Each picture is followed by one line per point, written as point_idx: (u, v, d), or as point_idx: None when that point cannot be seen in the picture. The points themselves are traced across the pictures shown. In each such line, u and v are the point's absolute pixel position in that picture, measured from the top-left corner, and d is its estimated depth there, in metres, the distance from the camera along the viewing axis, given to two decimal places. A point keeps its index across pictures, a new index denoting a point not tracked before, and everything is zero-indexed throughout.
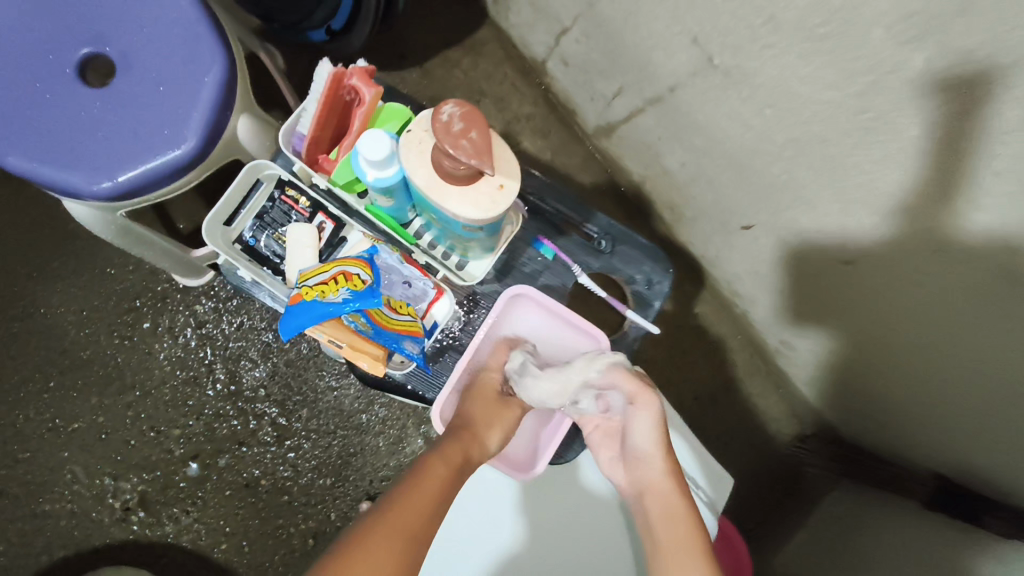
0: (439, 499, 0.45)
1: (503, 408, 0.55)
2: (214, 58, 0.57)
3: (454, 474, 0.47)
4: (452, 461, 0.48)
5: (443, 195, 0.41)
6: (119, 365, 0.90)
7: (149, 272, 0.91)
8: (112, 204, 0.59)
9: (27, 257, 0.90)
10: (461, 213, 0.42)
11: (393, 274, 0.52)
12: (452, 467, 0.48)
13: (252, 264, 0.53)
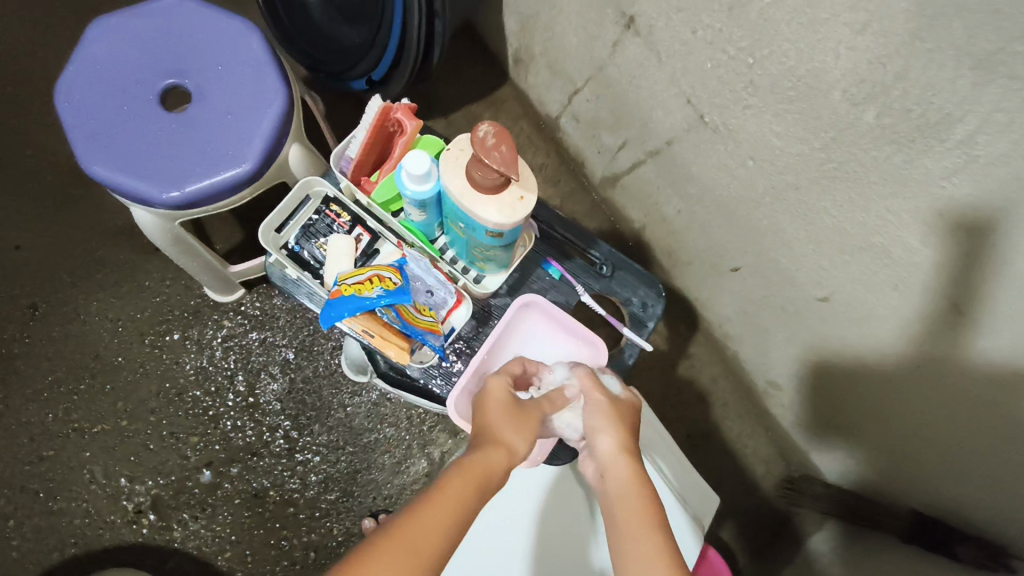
0: (451, 518, 0.37)
1: (530, 422, 0.48)
2: (277, 93, 0.67)
3: (468, 495, 0.39)
4: (470, 478, 0.40)
5: (473, 202, 0.49)
6: (147, 372, 0.96)
7: (185, 289, 0.98)
8: (175, 213, 0.67)
9: (74, 268, 0.98)
10: (487, 217, 0.49)
11: (420, 280, 0.58)
12: (469, 480, 0.40)
13: (296, 268, 0.60)
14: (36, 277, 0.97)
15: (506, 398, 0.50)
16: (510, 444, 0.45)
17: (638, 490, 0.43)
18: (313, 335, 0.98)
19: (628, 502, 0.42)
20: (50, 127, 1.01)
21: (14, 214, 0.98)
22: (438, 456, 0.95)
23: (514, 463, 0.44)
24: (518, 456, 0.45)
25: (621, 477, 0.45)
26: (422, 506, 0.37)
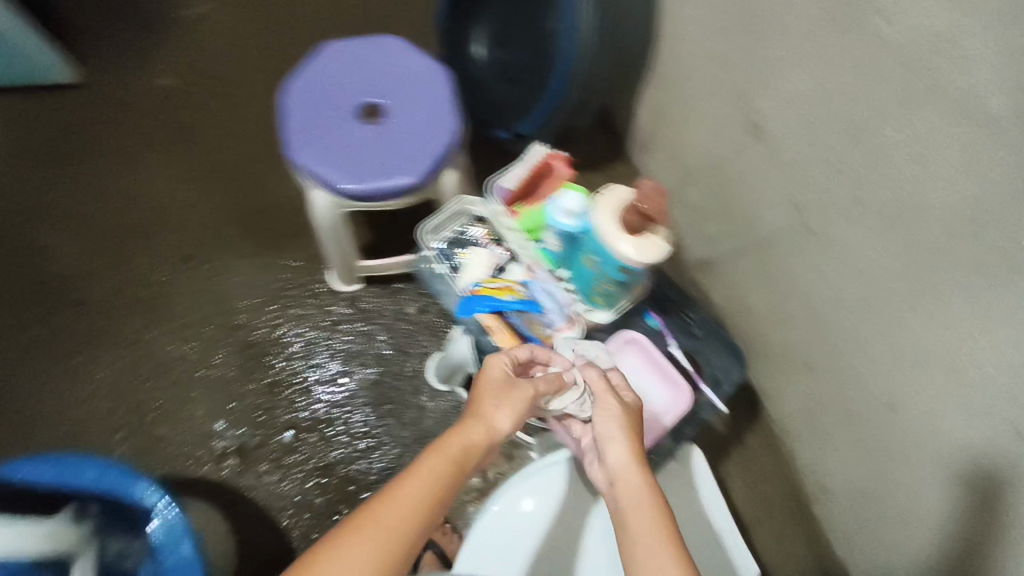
0: (433, 492, 0.49)
1: (514, 406, 0.57)
2: (449, 127, 0.81)
3: (439, 478, 0.50)
4: (446, 461, 0.51)
5: (615, 238, 0.58)
6: (262, 334, 1.09)
7: (312, 273, 1.12)
8: (344, 202, 0.80)
9: (229, 234, 1.14)
10: (623, 253, 0.59)
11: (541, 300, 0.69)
12: (448, 458, 0.51)
13: (440, 265, 0.72)
14: (198, 235, 1.14)
15: (502, 386, 0.58)
16: (488, 427, 0.55)
17: (651, 501, 0.52)
18: (408, 338, 1.10)
19: (639, 512, 0.51)
20: (243, 118, 1.21)
21: (195, 181, 1.17)
22: (492, 475, 1.02)
23: (488, 443, 0.54)
24: (491, 438, 0.54)
25: (635, 488, 0.54)
26: (394, 488, 0.48)
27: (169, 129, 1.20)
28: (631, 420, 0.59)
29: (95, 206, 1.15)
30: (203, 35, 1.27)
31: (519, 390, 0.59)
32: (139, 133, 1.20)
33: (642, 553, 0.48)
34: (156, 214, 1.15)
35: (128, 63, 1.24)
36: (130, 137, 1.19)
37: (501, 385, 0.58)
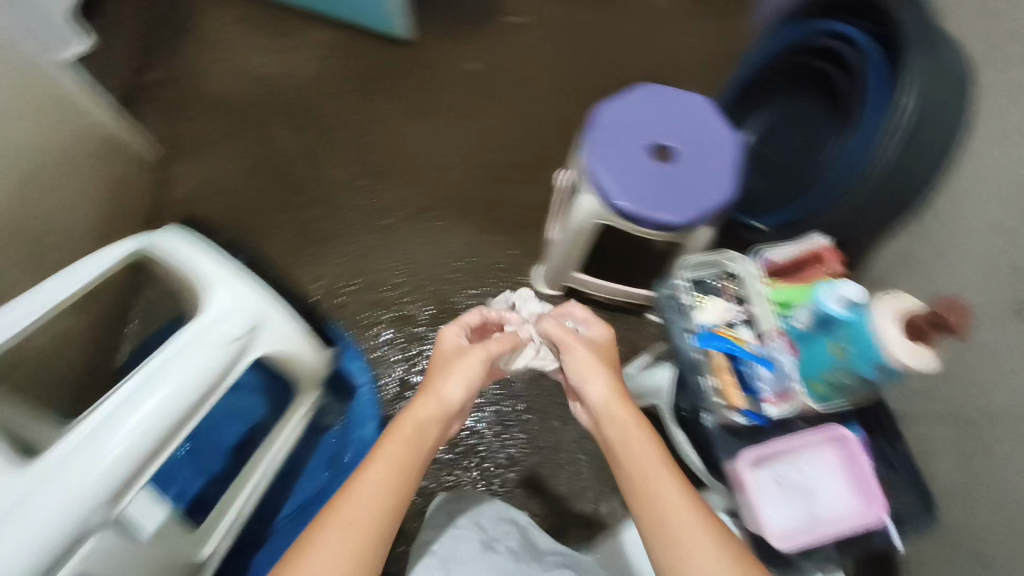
0: (399, 465, 0.61)
1: (462, 373, 0.70)
2: (725, 192, 0.87)
3: (413, 449, 0.63)
4: (409, 439, 0.63)
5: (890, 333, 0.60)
6: (456, 297, 1.18)
7: (523, 264, 1.21)
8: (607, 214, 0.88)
9: (464, 202, 1.25)
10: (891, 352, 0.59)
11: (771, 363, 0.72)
12: (407, 441, 0.63)
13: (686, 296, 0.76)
14: (438, 192, 1.26)
15: (447, 362, 0.73)
16: (436, 397, 0.67)
17: (631, 421, 0.64)
18: None
19: (626, 438, 0.63)
20: (519, 108, 1.32)
21: (459, 147, 1.29)
22: (605, 514, 1.04)
23: (443, 409, 0.67)
24: (444, 401, 0.67)
25: (621, 413, 0.65)
26: (368, 460, 0.61)
27: (455, 95, 1.32)
28: (609, 367, 0.71)
29: (372, 136, 1.29)
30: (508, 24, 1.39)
31: (468, 355, 0.72)
32: (430, 87, 1.32)
33: (643, 467, 0.60)
34: (416, 162, 1.27)
35: (445, 24, 1.37)
36: (422, 88, 1.32)
37: (449, 364, 0.71)
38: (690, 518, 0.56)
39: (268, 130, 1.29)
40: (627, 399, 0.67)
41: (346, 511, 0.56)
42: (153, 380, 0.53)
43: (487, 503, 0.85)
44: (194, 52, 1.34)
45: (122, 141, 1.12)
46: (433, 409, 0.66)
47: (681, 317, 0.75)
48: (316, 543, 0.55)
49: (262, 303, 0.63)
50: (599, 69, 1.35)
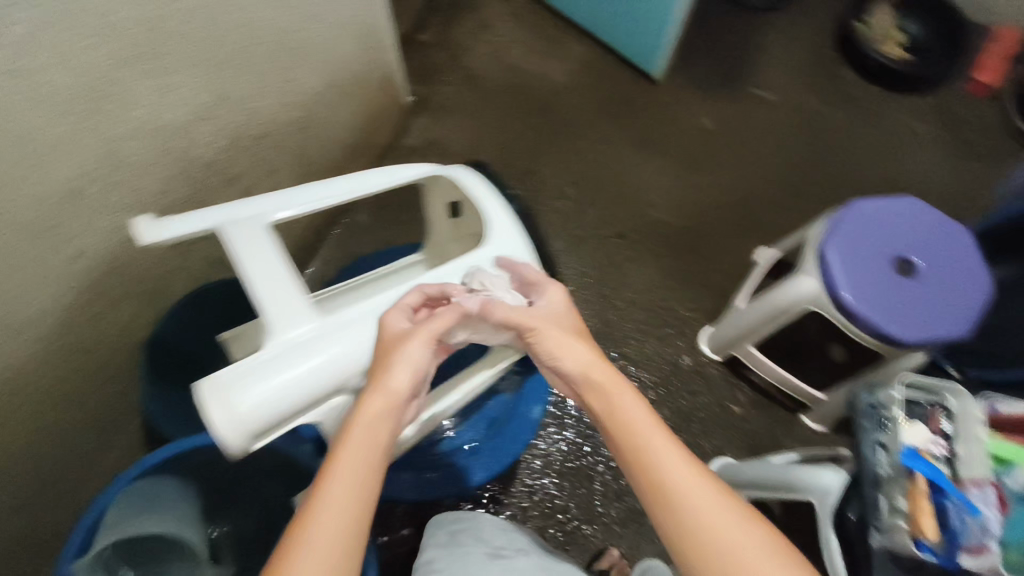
0: (366, 477, 0.49)
1: (411, 359, 0.55)
2: (952, 330, 0.84)
3: (371, 448, 0.51)
4: (359, 436, 0.51)
5: None
6: (616, 324, 1.19)
7: (692, 320, 1.20)
8: (824, 302, 0.87)
9: (656, 239, 1.26)
10: None
11: (982, 511, 0.64)
12: (361, 454, 0.50)
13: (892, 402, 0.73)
14: (635, 221, 1.28)
15: (393, 343, 0.56)
16: (384, 387, 0.53)
17: (609, 379, 0.57)
18: (711, 429, 1.12)
19: (614, 401, 0.56)
20: (738, 175, 1.32)
21: (670, 190, 1.31)
22: None
23: (393, 402, 0.54)
24: (393, 391, 0.54)
25: (599, 377, 0.57)
26: (334, 455, 0.49)
27: (682, 143, 1.35)
28: (573, 332, 0.61)
29: (592, 152, 1.34)
30: (761, 96, 1.40)
31: (420, 331, 0.56)
32: (661, 128, 1.36)
33: (652, 452, 0.52)
34: (625, 189, 1.30)
35: (694, 77, 1.41)
36: (652, 126, 1.36)
37: (393, 346, 0.56)
38: (705, 492, 0.49)
39: (502, 113, 1.36)
40: (601, 356, 0.59)
41: (325, 511, 0.45)
42: (434, 288, 0.62)
43: (483, 519, 0.78)
44: (463, 26, 1.44)
45: (389, 93, 1.21)
46: (382, 417, 0.53)
47: (876, 429, 0.73)
48: (297, 549, 0.43)
49: (526, 261, 0.69)
50: (828, 166, 1.34)
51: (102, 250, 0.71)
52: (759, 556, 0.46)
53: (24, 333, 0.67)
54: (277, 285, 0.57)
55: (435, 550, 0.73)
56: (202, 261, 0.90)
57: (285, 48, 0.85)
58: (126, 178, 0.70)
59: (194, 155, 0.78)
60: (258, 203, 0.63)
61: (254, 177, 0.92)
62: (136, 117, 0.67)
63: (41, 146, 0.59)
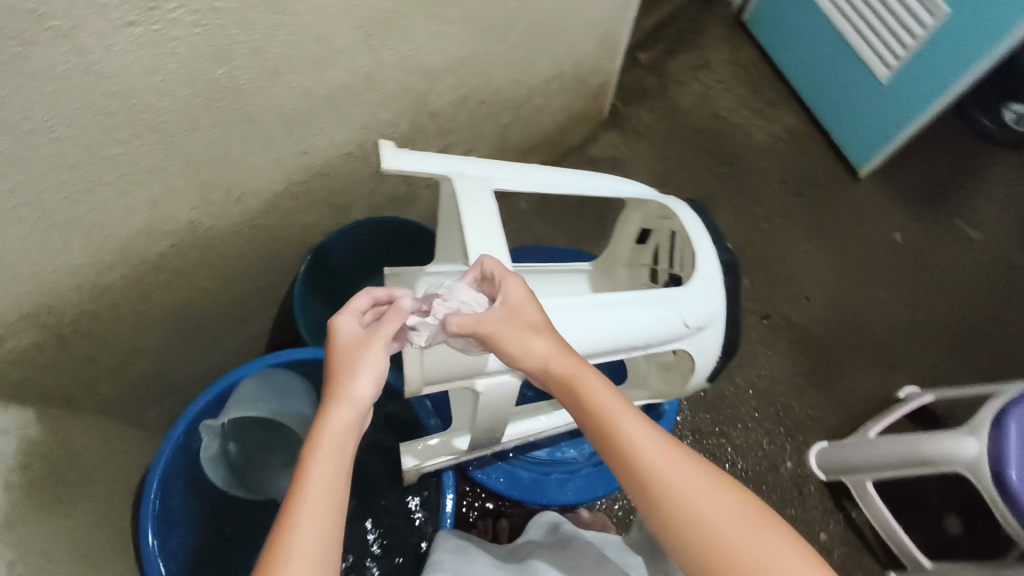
0: (336, 478, 0.43)
1: (377, 364, 0.48)
2: None
3: (343, 442, 0.45)
4: (334, 435, 0.45)
5: None
6: (731, 403, 1.14)
7: (809, 429, 1.14)
8: (982, 473, 0.82)
9: (802, 336, 1.20)
10: None
11: None
12: (332, 456, 0.44)
13: None
14: (786, 308, 1.22)
15: (350, 348, 0.48)
16: (352, 398, 0.46)
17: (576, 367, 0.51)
18: None
19: (579, 389, 0.50)
20: (910, 303, 1.24)
21: (833, 292, 1.24)
22: None
23: (359, 410, 0.47)
24: (360, 402, 0.47)
25: (564, 366, 0.50)
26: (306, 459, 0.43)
27: (862, 249, 1.28)
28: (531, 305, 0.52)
29: (766, 225, 1.29)
30: (966, 232, 1.30)
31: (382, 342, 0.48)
32: (846, 227, 1.29)
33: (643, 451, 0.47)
34: (786, 273, 1.25)
35: (900, 188, 1.32)
36: (838, 221, 1.30)
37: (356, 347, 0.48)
38: (681, 466, 0.47)
39: (691, 155, 1.34)
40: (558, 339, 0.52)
41: (307, 517, 0.41)
42: (623, 308, 0.61)
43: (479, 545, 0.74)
44: (683, 59, 1.42)
45: (597, 100, 1.21)
46: (348, 414, 0.46)
47: None
48: (287, 557, 0.39)
49: (716, 316, 0.68)
50: (1013, 331, 1.23)
51: (325, 155, 0.75)
52: (739, 533, 0.44)
53: (236, 207, 0.72)
54: (490, 253, 0.61)
55: (448, 554, 0.66)
56: (386, 195, 0.94)
57: (541, 29, 0.87)
58: (370, 100, 0.73)
59: (427, 100, 0.81)
60: (489, 168, 0.68)
61: (460, 137, 0.95)
62: (403, 50, 0.71)
63: (326, 50, 0.62)
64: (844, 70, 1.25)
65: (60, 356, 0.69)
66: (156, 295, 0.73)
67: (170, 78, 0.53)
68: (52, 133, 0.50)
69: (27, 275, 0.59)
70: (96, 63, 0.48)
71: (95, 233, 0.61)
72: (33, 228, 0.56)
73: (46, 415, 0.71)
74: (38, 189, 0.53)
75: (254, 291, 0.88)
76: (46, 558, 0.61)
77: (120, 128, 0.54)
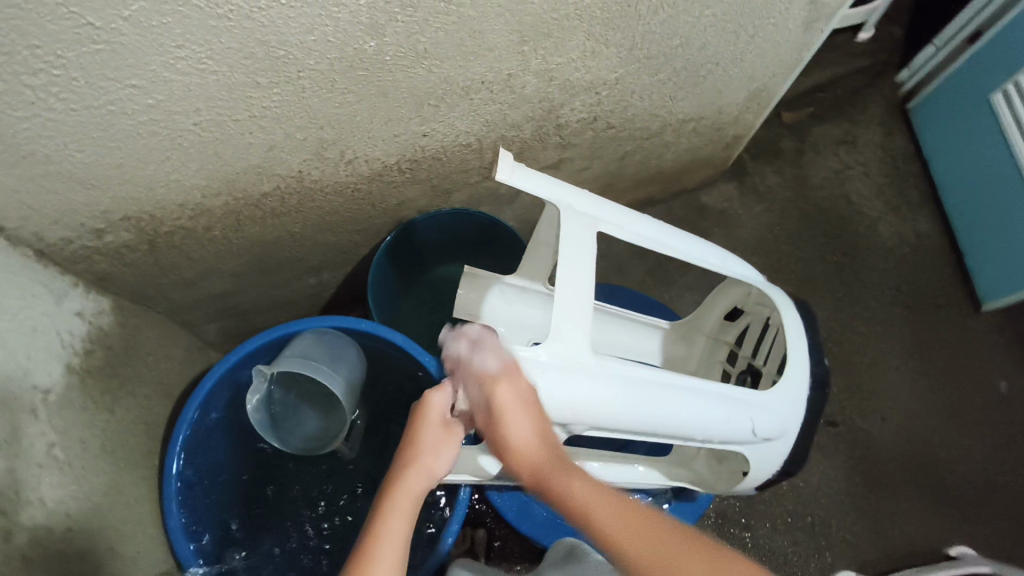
0: (400, 535, 0.49)
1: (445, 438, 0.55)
2: None
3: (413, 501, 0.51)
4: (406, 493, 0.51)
5: None
6: (766, 498, 1.08)
7: (841, 553, 1.06)
8: None
9: (863, 455, 1.12)
10: None
11: None
12: (400, 521, 0.49)
13: None
14: (856, 421, 1.14)
15: (428, 426, 0.55)
16: (426, 468, 0.53)
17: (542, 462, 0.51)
18: None
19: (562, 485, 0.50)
20: (994, 461, 1.13)
21: (913, 421, 1.14)
22: None
23: (426, 483, 0.53)
24: (436, 474, 0.53)
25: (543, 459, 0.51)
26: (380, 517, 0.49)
27: (960, 387, 1.17)
28: (524, 399, 0.52)
29: (863, 328, 1.20)
30: None
31: (452, 430, 0.56)
32: (949, 357, 1.19)
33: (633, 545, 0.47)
34: (869, 385, 1.16)
35: None
36: (943, 349, 1.19)
37: (435, 425, 0.55)
38: (653, 536, 0.47)
39: (806, 231, 1.26)
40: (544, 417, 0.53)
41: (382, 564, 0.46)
42: (697, 398, 0.61)
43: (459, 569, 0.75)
44: (829, 131, 1.33)
45: (727, 151, 1.15)
46: (415, 482, 0.52)
47: None
48: None
49: (787, 431, 0.66)
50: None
51: (443, 141, 0.74)
52: None
53: (345, 168, 0.71)
54: (579, 297, 0.58)
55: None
56: (489, 190, 0.92)
57: (695, 71, 0.83)
58: (504, 100, 0.71)
59: (559, 112, 0.78)
60: (598, 207, 0.65)
61: (579, 153, 0.91)
62: (551, 61, 0.68)
63: (478, 44, 0.61)
64: (1001, 194, 1.13)
65: (147, 260, 0.72)
66: (248, 228, 0.75)
67: (322, 39, 0.53)
68: (200, 65, 0.51)
69: (140, 182, 0.61)
70: (259, 11, 0.48)
71: (211, 161, 0.62)
72: (157, 142, 0.57)
73: (119, 307, 0.74)
74: (172, 109, 0.54)
75: (338, 245, 0.89)
76: (81, 447, 0.64)
77: (262, 74, 0.54)
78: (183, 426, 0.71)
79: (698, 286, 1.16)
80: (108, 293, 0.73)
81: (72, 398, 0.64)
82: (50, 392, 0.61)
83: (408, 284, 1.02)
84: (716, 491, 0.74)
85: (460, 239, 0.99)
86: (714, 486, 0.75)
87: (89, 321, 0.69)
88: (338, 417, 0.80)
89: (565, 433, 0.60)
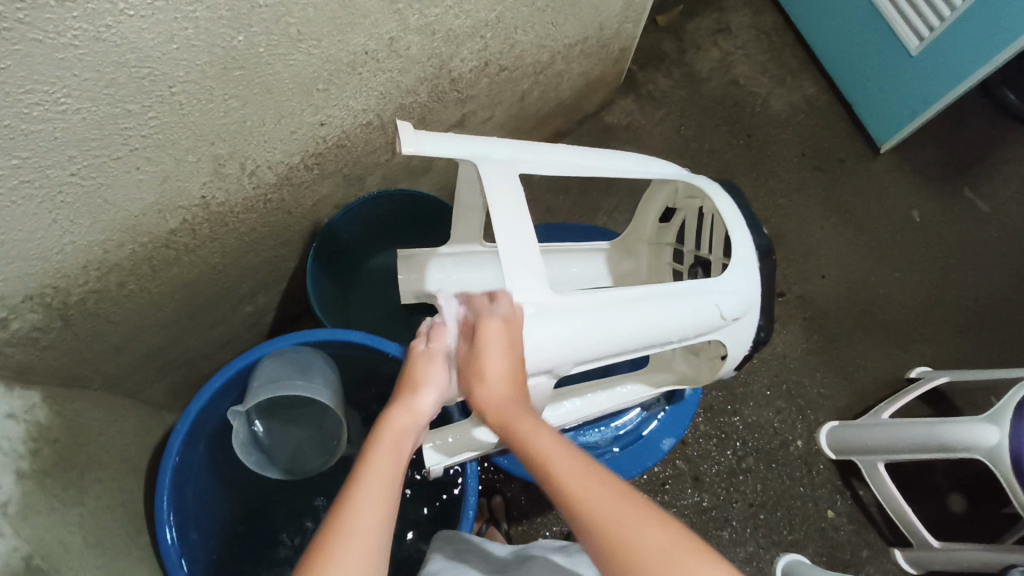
0: (388, 475, 0.47)
1: (439, 380, 0.55)
2: None
3: (397, 458, 0.49)
4: (388, 447, 0.49)
5: None
6: (744, 381, 1.14)
7: (821, 408, 1.14)
8: (1006, 471, 0.84)
9: (816, 313, 1.19)
10: None
11: None
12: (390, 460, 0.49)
13: None
14: (802, 283, 1.21)
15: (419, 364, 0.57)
16: (411, 408, 0.53)
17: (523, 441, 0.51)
18: (791, 520, 1.07)
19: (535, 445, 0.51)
20: (927, 282, 1.22)
21: (849, 270, 1.22)
22: None
23: (412, 426, 0.52)
24: (420, 411, 0.53)
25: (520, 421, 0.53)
26: (366, 456, 0.48)
27: (879, 227, 1.25)
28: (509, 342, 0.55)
29: (784, 200, 1.26)
30: (991, 210, 1.27)
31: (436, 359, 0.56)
32: (864, 202, 1.27)
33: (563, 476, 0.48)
34: (803, 250, 1.23)
35: (920, 163, 1.29)
36: (858, 196, 1.27)
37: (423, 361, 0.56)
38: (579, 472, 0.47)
39: (709, 124, 1.29)
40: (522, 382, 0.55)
41: (369, 500, 0.44)
42: (664, 301, 0.64)
43: (440, 532, 0.73)
44: (703, 23, 1.36)
45: (617, 66, 1.16)
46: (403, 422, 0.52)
47: None
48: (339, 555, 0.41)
49: (751, 306, 0.69)
50: None
51: (341, 126, 0.70)
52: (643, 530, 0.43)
53: (249, 180, 0.67)
54: (525, 244, 0.58)
55: (443, 564, 0.65)
56: (403, 166, 0.89)
57: None
58: (393, 66, 0.68)
59: (450, 66, 0.76)
60: (513, 149, 0.65)
61: (479, 105, 0.90)
62: (429, 14, 0.66)
63: (351, 13, 0.57)
64: (870, 38, 1.20)
65: (66, 336, 0.66)
66: (165, 272, 0.69)
67: (186, 44, 0.49)
68: (59, 106, 0.46)
69: (32, 254, 0.55)
70: (107, 28, 0.44)
71: (103, 211, 0.57)
72: (37, 206, 0.51)
73: (51, 396, 0.68)
74: (43, 164, 0.49)
75: (265, 264, 0.84)
76: (63, 549, 0.59)
77: (131, 99, 0.50)
78: (164, 495, 0.67)
79: (626, 204, 1.17)
80: (34, 384, 0.67)
81: (35, 503, 0.58)
82: (7, 505, 0.56)
83: (347, 284, 0.99)
84: (701, 382, 0.78)
85: (386, 223, 0.96)
86: (699, 378, 0.78)
87: (24, 419, 0.63)
88: (330, 429, 0.82)
89: (553, 377, 0.60)
